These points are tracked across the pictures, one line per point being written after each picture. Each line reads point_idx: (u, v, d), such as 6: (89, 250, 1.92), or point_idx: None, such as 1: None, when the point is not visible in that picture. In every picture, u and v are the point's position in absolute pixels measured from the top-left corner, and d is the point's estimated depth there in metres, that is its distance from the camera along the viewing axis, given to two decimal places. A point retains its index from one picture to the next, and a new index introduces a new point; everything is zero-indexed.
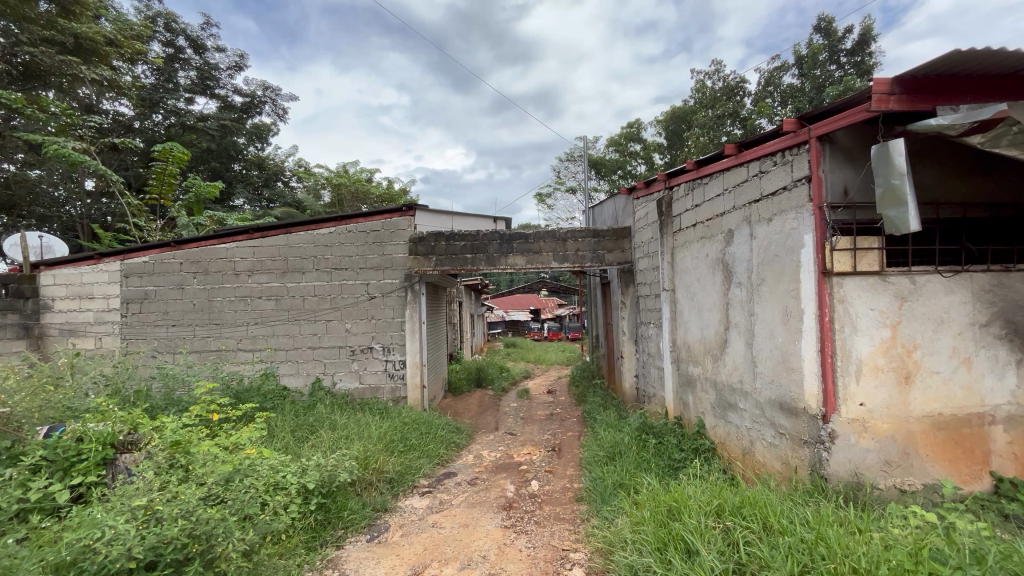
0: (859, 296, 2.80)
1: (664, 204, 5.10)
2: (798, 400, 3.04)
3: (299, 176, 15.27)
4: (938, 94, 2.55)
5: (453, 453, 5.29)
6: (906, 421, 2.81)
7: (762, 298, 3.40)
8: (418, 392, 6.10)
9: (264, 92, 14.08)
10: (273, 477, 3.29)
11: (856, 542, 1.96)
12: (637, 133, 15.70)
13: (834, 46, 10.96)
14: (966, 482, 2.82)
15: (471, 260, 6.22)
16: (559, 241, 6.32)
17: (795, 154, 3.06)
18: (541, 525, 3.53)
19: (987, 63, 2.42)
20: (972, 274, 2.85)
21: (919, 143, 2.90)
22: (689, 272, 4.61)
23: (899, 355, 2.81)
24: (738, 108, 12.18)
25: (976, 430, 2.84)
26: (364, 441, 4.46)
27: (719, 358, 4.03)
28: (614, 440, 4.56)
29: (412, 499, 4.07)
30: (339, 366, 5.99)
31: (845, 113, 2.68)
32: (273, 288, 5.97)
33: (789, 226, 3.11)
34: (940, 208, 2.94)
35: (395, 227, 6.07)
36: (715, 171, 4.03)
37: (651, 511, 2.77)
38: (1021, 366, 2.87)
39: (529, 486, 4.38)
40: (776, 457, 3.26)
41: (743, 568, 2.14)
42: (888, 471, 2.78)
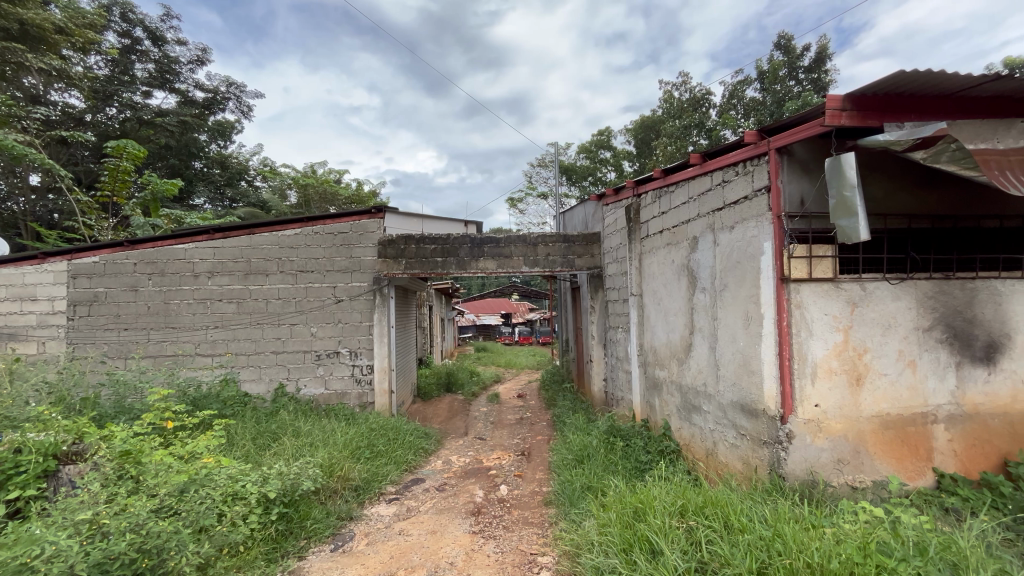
0: (814, 302, 2.94)
1: (632, 211, 5.21)
2: (758, 402, 3.15)
3: (264, 176, 14.83)
4: (885, 111, 2.70)
5: (422, 459, 5.22)
6: (858, 421, 2.94)
7: (724, 304, 3.51)
8: (386, 398, 5.99)
9: (227, 88, 13.62)
10: (231, 487, 3.15)
11: (810, 537, 2.04)
12: (607, 141, 15.98)
13: (793, 63, 11.43)
14: (911, 478, 2.98)
15: (441, 263, 6.17)
16: (530, 245, 6.35)
17: (755, 165, 3.18)
18: (510, 530, 3.52)
19: (928, 84, 2.59)
20: (916, 281, 3.03)
21: (869, 157, 3.06)
22: (655, 278, 4.72)
23: (851, 357, 2.95)
24: (704, 119, 12.55)
25: (920, 428, 3.01)
26: (330, 448, 4.35)
27: (685, 362, 4.13)
28: (582, 443, 4.61)
29: (379, 506, 3.99)
30: (304, 372, 5.83)
31: (802, 127, 2.81)
32: (234, 290, 5.76)
33: (750, 234, 3.23)
34: (888, 219, 3.11)
35: (365, 229, 5.97)
36: (681, 180, 4.14)
37: (617, 513, 2.81)
38: (960, 368, 3.06)
39: (498, 491, 4.36)
40: (737, 457, 3.37)
41: (704, 567, 2.19)
42: (840, 469, 2.91)
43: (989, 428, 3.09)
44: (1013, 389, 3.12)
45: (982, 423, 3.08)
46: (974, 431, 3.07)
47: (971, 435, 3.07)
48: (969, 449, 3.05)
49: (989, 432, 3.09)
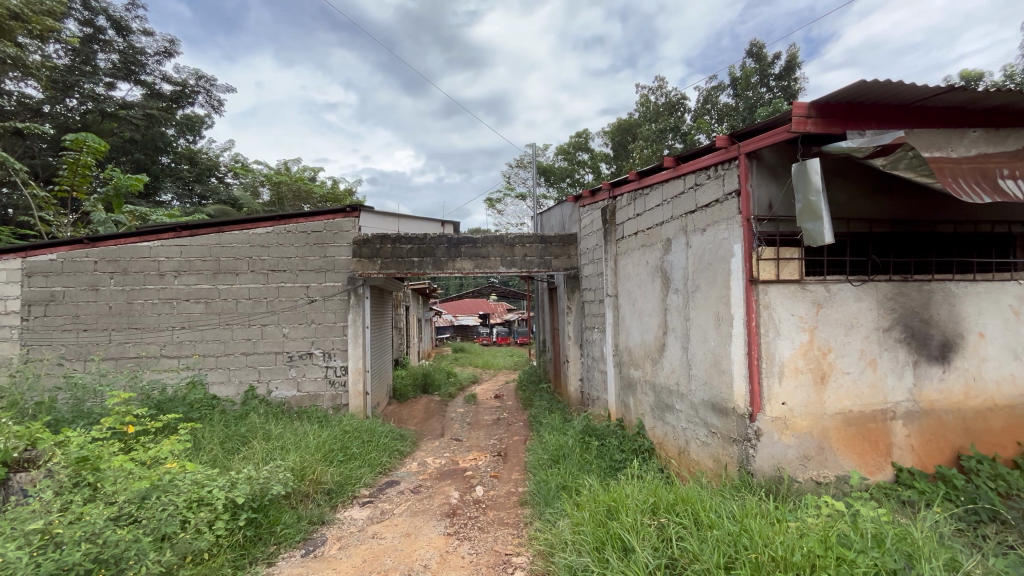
0: (782, 303, 3.02)
1: (608, 212, 5.26)
2: (728, 401, 3.22)
3: (236, 172, 14.44)
4: (848, 119, 2.80)
5: (397, 462, 5.16)
6: (822, 418, 3.04)
7: (696, 304, 3.59)
8: (360, 399, 5.89)
9: (197, 82, 13.20)
10: (196, 492, 3.05)
11: (774, 532, 2.09)
12: (585, 143, 16.12)
13: (764, 70, 11.74)
14: (872, 472, 3.10)
15: (418, 263, 6.11)
16: (508, 246, 6.35)
17: (726, 169, 3.26)
18: (485, 531, 3.51)
19: (887, 94, 2.70)
20: (877, 283, 3.15)
21: (833, 164, 3.17)
22: (630, 279, 4.79)
23: (816, 357, 3.05)
24: (679, 123, 12.78)
25: (881, 425, 3.13)
26: (301, 451, 4.26)
27: (659, 361, 4.19)
28: (558, 443, 4.64)
29: (352, 510, 3.92)
30: (275, 373, 5.70)
31: (770, 132, 2.89)
32: (202, 290, 5.59)
33: (720, 237, 3.31)
34: (851, 223, 3.23)
35: (339, 229, 5.88)
36: (655, 182, 4.20)
37: (590, 511, 2.83)
38: (917, 366, 3.19)
39: (474, 492, 4.34)
40: (708, 455, 3.44)
41: (675, 563, 2.23)
42: (805, 465, 3.01)
43: (944, 424, 3.23)
44: (966, 385, 3.27)
45: (938, 419, 3.22)
46: (930, 427, 3.21)
47: (927, 431, 3.20)
48: (925, 444, 3.19)
49: (943, 427, 3.23)
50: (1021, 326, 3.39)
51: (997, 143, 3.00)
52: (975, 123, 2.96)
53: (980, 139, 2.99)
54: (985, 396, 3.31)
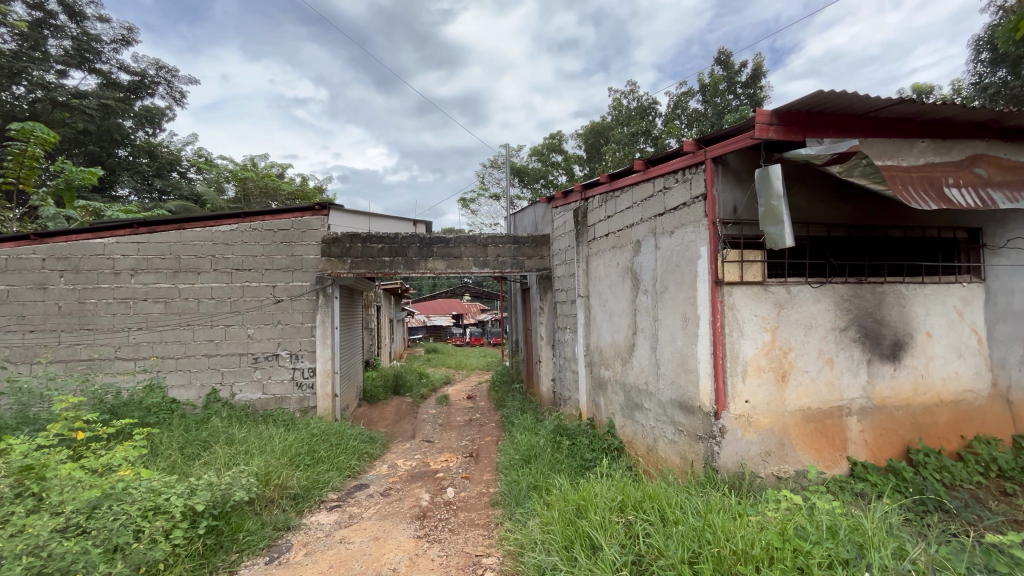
0: (745, 303, 3.12)
1: (580, 213, 5.32)
2: (694, 399, 3.30)
3: (199, 167, 13.93)
4: (808, 127, 2.91)
5: (366, 465, 5.07)
6: (783, 415, 3.15)
7: (665, 305, 3.66)
8: (329, 402, 5.77)
9: (157, 72, 12.66)
10: (152, 500, 2.93)
11: (736, 526, 2.15)
12: (558, 144, 16.25)
13: (732, 77, 12.07)
14: (828, 467, 3.23)
15: (389, 263, 6.02)
16: (480, 246, 6.34)
17: (693, 173, 3.35)
18: (456, 533, 3.49)
19: (844, 104, 2.82)
20: (834, 286, 3.29)
21: (794, 170, 3.30)
22: (601, 280, 4.85)
23: (777, 356, 3.16)
24: (650, 127, 13.01)
25: (837, 421, 3.26)
26: (266, 455, 4.15)
27: (628, 361, 4.26)
28: (530, 443, 4.65)
29: (319, 515, 3.83)
30: (239, 376, 5.52)
31: (735, 138, 2.98)
32: (161, 289, 5.37)
33: (688, 239, 3.39)
34: (811, 227, 3.35)
35: (307, 227, 5.74)
36: (626, 185, 4.27)
37: (560, 511, 2.85)
38: (871, 365, 3.35)
39: (445, 494, 4.31)
40: (675, 452, 3.51)
41: (641, 559, 2.27)
42: (766, 461, 3.11)
43: (895, 419, 3.40)
44: (914, 382, 3.45)
45: (889, 414, 3.39)
46: (882, 422, 3.37)
47: (880, 426, 3.36)
48: (878, 438, 3.35)
49: (894, 422, 3.40)
50: (964, 325, 3.60)
51: (944, 154, 3.18)
52: (923, 133, 3.13)
53: (928, 149, 3.16)
54: (932, 393, 3.49)
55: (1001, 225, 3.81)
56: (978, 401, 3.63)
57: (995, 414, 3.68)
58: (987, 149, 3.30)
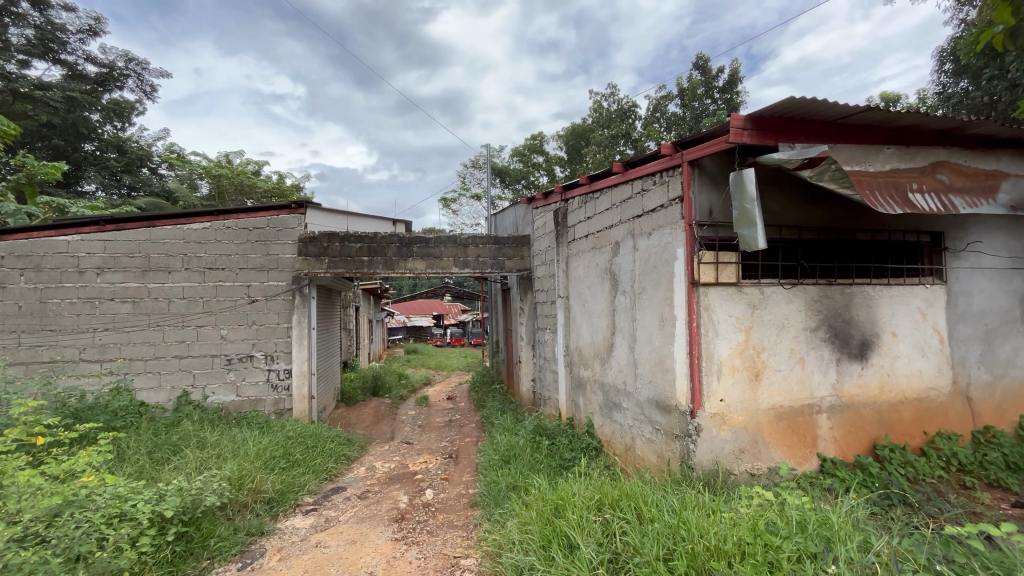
0: (720, 304, 3.18)
1: (560, 214, 5.34)
2: (671, 398, 3.35)
3: (171, 163, 13.50)
4: (780, 133, 2.98)
5: (344, 467, 4.99)
6: (756, 413, 3.22)
7: (643, 306, 3.71)
8: (305, 404, 5.66)
9: (126, 64, 12.26)
10: (118, 506, 2.84)
11: (710, 522, 2.19)
12: (539, 145, 16.31)
13: (709, 82, 12.30)
14: (799, 463, 3.31)
15: (367, 263, 5.94)
16: (460, 246, 6.31)
17: (670, 176, 3.40)
18: (434, 535, 3.47)
19: (814, 111, 2.90)
20: (805, 287, 3.38)
21: (767, 174, 3.38)
22: (581, 281, 4.88)
23: (751, 356, 3.23)
24: (630, 130, 13.16)
25: (808, 418, 3.35)
26: (240, 459, 4.06)
27: (607, 361, 4.30)
28: (509, 443, 4.65)
29: (294, 519, 3.76)
30: (212, 378, 5.37)
31: (710, 142, 3.04)
32: (129, 289, 5.19)
33: (665, 241, 3.44)
34: (783, 230, 3.44)
35: (283, 225, 5.62)
36: (605, 187, 4.31)
37: (538, 511, 2.86)
38: (840, 364, 3.45)
39: (423, 495, 4.28)
40: (653, 451, 3.56)
41: (617, 557, 2.29)
42: (740, 458, 3.18)
43: (863, 416, 3.51)
44: (881, 380, 3.57)
45: (857, 412, 3.50)
46: (850, 419, 3.47)
47: (848, 423, 3.47)
48: (846, 435, 3.45)
49: (862, 420, 3.51)
50: (927, 325, 3.74)
51: (908, 160, 3.29)
52: (889, 140, 3.24)
53: (893, 155, 3.27)
54: (897, 390, 3.62)
55: (962, 229, 3.98)
56: (940, 398, 3.77)
57: (956, 411, 3.83)
58: (949, 155, 3.43)
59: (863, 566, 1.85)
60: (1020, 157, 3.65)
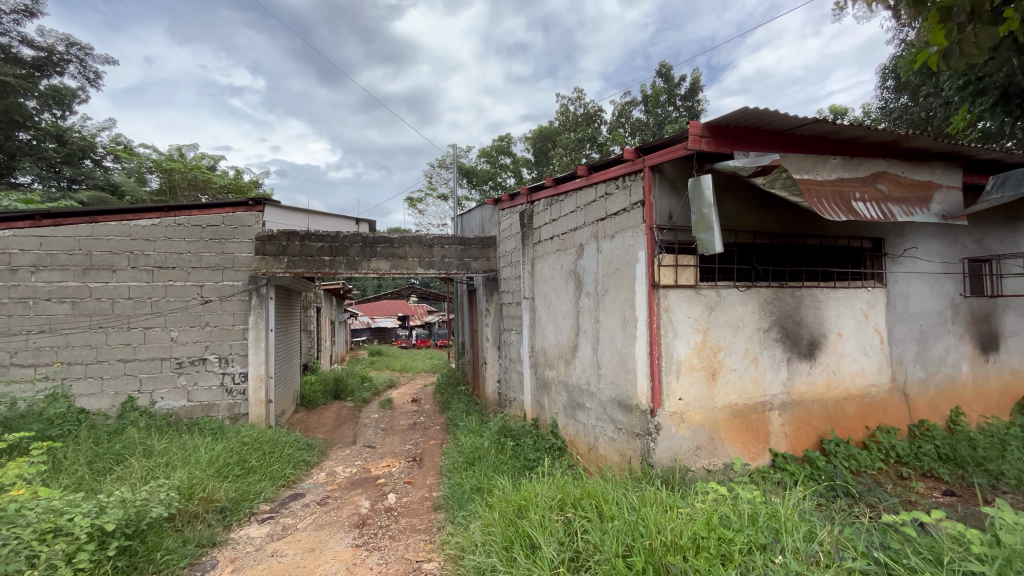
0: (679, 305, 3.28)
1: (526, 216, 5.37)
2: (632, 398, 3.43)
3: (117, 155, 12.74)
4: (735, 141, 3.11)
5: (303, 473, 4.84)
6: (713, 411, 3.34)
7: (606, 307, 3.78)
8: (262, 408, 5.46)
9: (67, 49, 11.49)
10: (52, 521, 2.66)
11: (666, 518, 2.25)
12: (507, 147, 16.36)
13: (672, 90, 12.65)
14: (753, 458, 3.45)
15: (329, 263, 5.78)
16: (426, 247, 6.22)
17: (632, 180, 3.48)
18: (396, 539, 3.41)
19: (767, 121, 3.03)
20: (759, 290, 3.53)
21: (723, 181, 3.51)
22: (546, 282, 4.93)
23: (708, 355, 3.34)
24: (596, 134, 13.36)
25: (761, 415, 3.50)
26: (190, 467, 3.87)
27: (571, 361, 4.35)
28: (474, 445, 4.63)
29: (249, 528, 3.61)
30: (160, 382, 5.10)
31: (670, 148, 3.13)
32: (68, 289, 4.87)
33: (627, 244, 3.51)
34: (738, 234, 3.57)
35: (240, 223, 5.40)
36: (570, 190, 4.37)
37: (501, 512, 2.87)
38: (790, 363, 3.62)
39: (386, 500, 4.20)
40: (615, 450, 3.62)
41: (578, 556, 2.32)
42: (698, 455, 3.28)
43: (811, 412, 3.69)
44: (827, 378, 3.76)
45: (806, 408, 3.67)
46: (800, 416, 3.65)
47: (798, 419, 3.64)
48: (796, 430, 3.63)
49: (810, 416, 3.69)
50: (869, 325, 3.97)
51: (852, 170, 3.49)
52: (833, 151, 3.42)
53: (839, 165, 3.46)
54: (842, 388, 3.83)
55: (900, 236, 4.25)
56: (880, 394, 4.01)
57: (895, 406, 4.08)
58: (888, 167, 3.65)
59: (808, 556, 1.93)
60: (950, 170, 3.92)
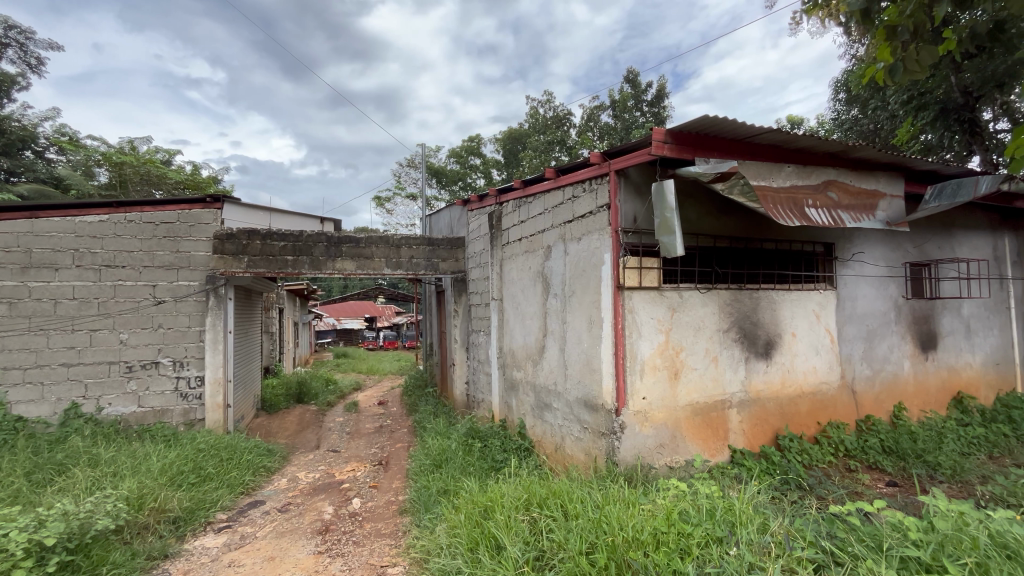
0: (643, 307, 3.36)
1: (495, 217, 5.38)
2: (598, 398, 3.48)
3: (61, 147, 12.04)
4: (697, 148, 3.21)
5: (263, 480, 4.69)
6: (675, 410, 3.43)
7: (573, 308, 3.83)
8: (220, 413, 5.25)
9: (6, 32, 10.75)
10: None
11: (628, 514, 2.30)
12: (476, 147, 16.34)
13: (639, 95, 12.91)
14: (713, 455, 3.57)
15: (292, 263, 5.61)
16: (393, 247, 6.14)
17: (598, 184, 3.54)
18: (360, 545, 3.35)
19: (726, 129, 3.14)
20: (719, 292, 3.66)
21: (685, 186, 3.62)
22: (514, 283, 4.95)
23: (670, 355, 3.43)
24: (565, 137, 13.52)
25: (720, 413, 3.62)
26: (140, 476, 3.69)
27: (539, 362, 4.38)
28: (441, 447, 4.59)
29: (205, 538, 3.46)
30: (108, 387, 4.83)
31: (635, 153, 3.21)
32: (5, 288, 4.57)
33: (593, 245, 3.57)
34: (700, 237, 3.69)
35: (196, 220, 5.19)
36: (538, 192, 4.41)
37: (467, 513, 2.86)
38: (748, 362, 3.76)
39: (350, 505, 4.12)
40: (581, 449, 3.67)
41: (543, 554, 2.34)
42: (661, 453, 3.37)
43: (767, 409, 3.85)
44: (782, 376, 3.93)
45: (763, 406, 3.83)
46: (757, 413, 3.79)
47: (755, 417, 3.78)
48: (753, 427, 3.77)
49: (767, 413, 3.84)
50: (821, 326, 4.17)
51: (805, 178, 3.65)
52: (788, 159, 3.59)
53: (793, 173, 3.62)
54: (796, 385, 4.01)
55: (849, 241, 4.48)
56: (831, 390, 4.22)
57: (844, 402, 4.30)
58: (838, 175, 3.84)
59: (760, 547, 2.01)
60: (894, 180, 4.17)
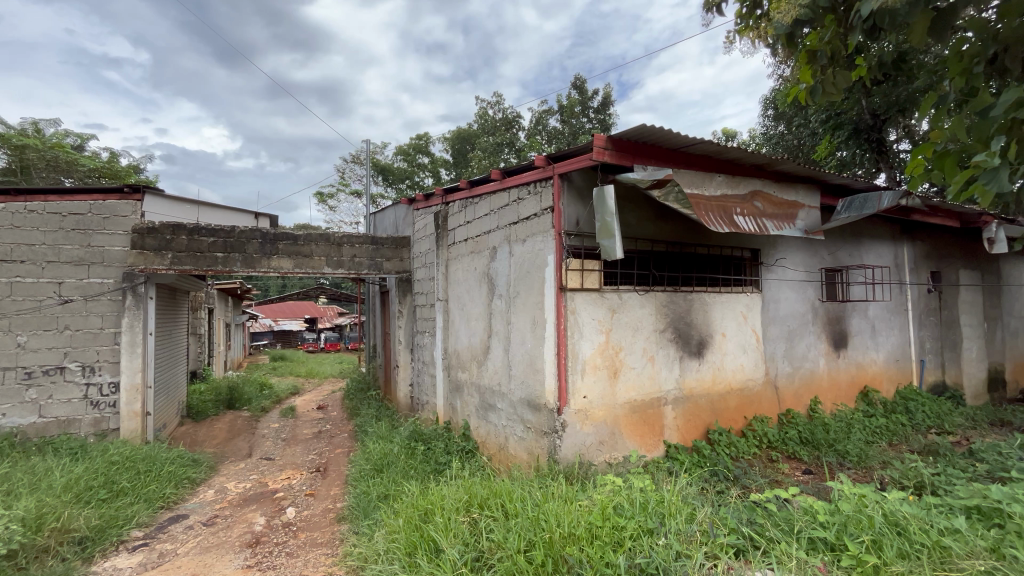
0: (585, 308, 3.45)
1: (441, 217, 5.33)
2: (541, 397, 3.53)
3: None
4: (635, 155, 3.34)
5: (186, 492, 4.36)
6: (613, 408, 3.55)
7: (517, 309, 3.86)
8: (137, 422, 4.82)
9: None
10: None
11: (565, 510, 2.34)
12: (425, 146, 16.15)
13: (585, 102, 13.25)
14: (649, 450, 3.72)
15: (222, 260, 5.27)
16: (334, 245, 5.92)
17: (542, 187, 3.61)
18: (293, 556, 3.20)
19: (662, 138, 3.30)
20: (655, 293, 3.83)
21: (625, 191, 3.76)
22: (460, 284, 4.92)
23: (610, 354, 3.54)
24: (514, 139, 13.66)
25: (656, 410, 3.78)
26: (39, 494, 3.34)
27: (483, 363, 4.39)
28: (383, 450, 4.49)
29: (117, 558, 3.18)
30: (2, 396, 4.36)
31: (577, 158, 3.30)
32: None
33: (537, 247, 3.62)
34: (639, 242, 3.84)
35: (112, 212, 4.75)
36: (484, 193, 4.42)
37: (406, 517, 2.81)
38: (681, 361, 3.95)
39: (284, 515, 3.93)
40: (524, 448, 3.71)
41: (481, 555, 2.35)
42: (600, 449, 3.47)
43: (699, 405, 4.06)
44: (713, 374, 4.16)
45: (696, 402, 4.03)
46: (689, 409, 3.99)
47: (688, 413, 3.98)
48: (687, 422, 3.96)
49: (699, 409, 4.05)
50: (748, 326, 4.45)
51: (733, 187, 3.90)
52: (718, 168, 3.81)
53: (723, 182, 3.85)
54: (726, 382, 4.25)
55: (773, 248, 4.82)
56: (756, 387, 4.51)
57: (768, 398, 4.61)
58: (762, 186, 4.13)
59: (688, 536, 2.11)
60: (811, 192, 4.53)
